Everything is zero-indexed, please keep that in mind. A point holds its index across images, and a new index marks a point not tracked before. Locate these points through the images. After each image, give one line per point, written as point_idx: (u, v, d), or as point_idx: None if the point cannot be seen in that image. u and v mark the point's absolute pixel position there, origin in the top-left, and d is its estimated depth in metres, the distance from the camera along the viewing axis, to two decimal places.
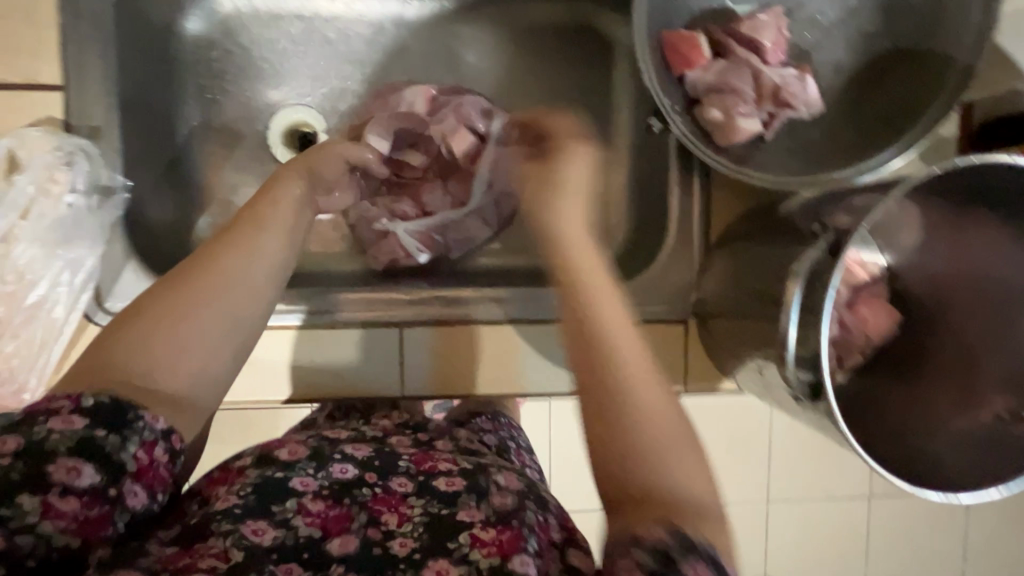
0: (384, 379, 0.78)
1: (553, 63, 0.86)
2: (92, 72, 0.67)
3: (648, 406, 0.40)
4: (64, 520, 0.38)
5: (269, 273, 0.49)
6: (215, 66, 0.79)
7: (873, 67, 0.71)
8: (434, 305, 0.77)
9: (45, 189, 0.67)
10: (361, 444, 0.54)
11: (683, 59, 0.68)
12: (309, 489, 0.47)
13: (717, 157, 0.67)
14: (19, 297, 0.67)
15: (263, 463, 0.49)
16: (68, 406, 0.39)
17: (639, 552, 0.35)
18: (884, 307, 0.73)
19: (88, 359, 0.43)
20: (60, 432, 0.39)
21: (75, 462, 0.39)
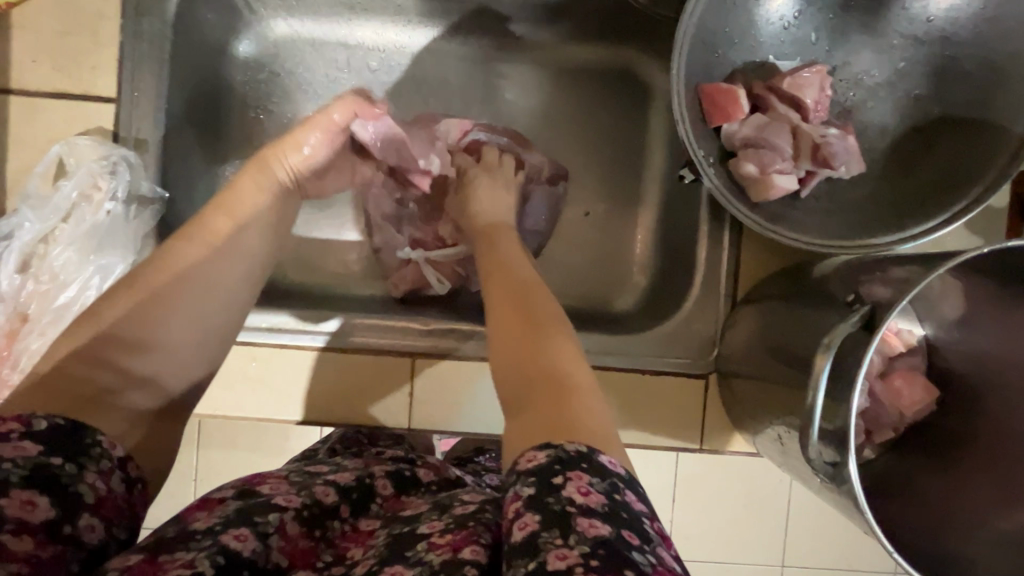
0: (393, 408, 0.77)
1: (589, 103, 0.86)
2: (144, 88, 0.70)
3: (550, 380, 0.48)
4: (16, 563, 0.35)
5: (231, 271, 0.58)
6: (261, 88, 0.82)
7: (920, 132, 0.68)
8: (449, 338, 0.77)
9: (88, 195, 0.70)
10: (344, 473, 0.53)
11: (721, 112, 0.67)
12: (291, 507, 0.45)
13: (747, 212, 0.65)
14: (50, 297, 0.69)
15: (244, 496, 0.46)
16: (18, 432, 0.38)
17: (524, 489, 0.38)
18: (922, 383, 0.69)
19: (44, 387, 0.45)
20: (12, 461, 0.37)
21: (28, 494, 0.36)
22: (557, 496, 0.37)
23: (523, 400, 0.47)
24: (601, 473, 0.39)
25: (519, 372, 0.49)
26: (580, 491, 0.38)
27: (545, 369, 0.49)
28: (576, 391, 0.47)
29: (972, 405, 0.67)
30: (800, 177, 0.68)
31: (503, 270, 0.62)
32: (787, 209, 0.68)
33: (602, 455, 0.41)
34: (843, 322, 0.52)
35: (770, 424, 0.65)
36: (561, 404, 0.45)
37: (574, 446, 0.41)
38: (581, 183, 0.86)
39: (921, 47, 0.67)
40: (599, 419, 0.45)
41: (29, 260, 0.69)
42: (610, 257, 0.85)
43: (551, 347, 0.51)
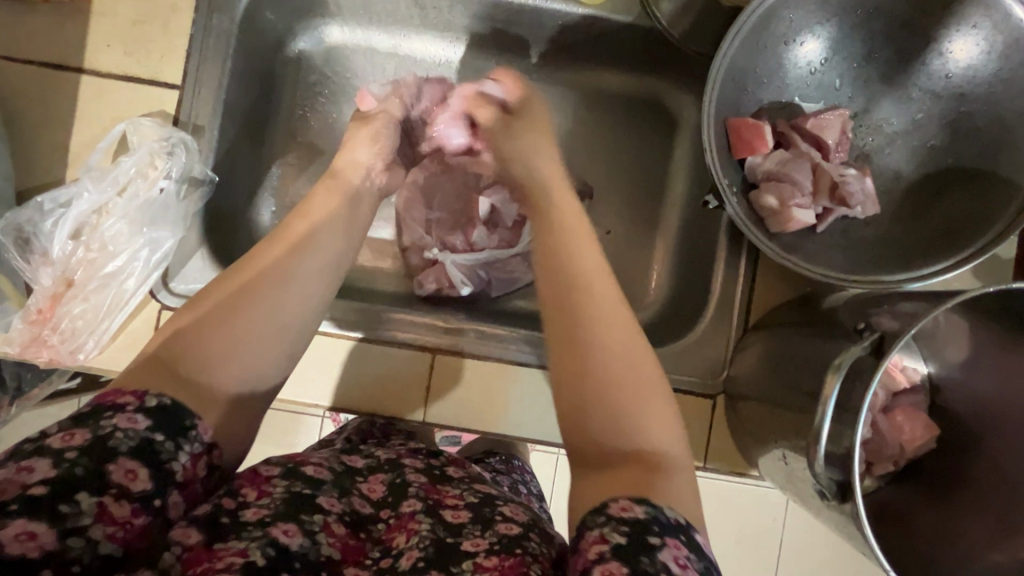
0: (408, 402, 0.79)
1: (618, 127, 0.91)
2: (209, 78, 0.74)
3: (636, 430, 0.50)
4: (113, 525, 0.38)
5: (315, 267, 0.59)
6: (312, 87, 0.87)
7: (932, 180, 0.72)
8: (468, 337, 0.80)
9: (145, 173, 0.73)
10: (376, 478, 0.53)
11: (747, 146, 0.71)
12: (335, 510, 0.46)
13: (767, 241, 0.68)
14: (99, 265, 0.72)
15: (292, 476, 0.47)
16: (133, 405, 0.42)
17: (614, 536, 0.41)
18: (922, 419, 0.71)
19: (153, 363, 0.46)
20: (123, 431, 0.40)
21: (131, 464, 0.40)
22: (654, 559, 0.39)
23: (612, 451, 0.49)
24: (698, 553, 0.42)
25: (607, 419, 0.50)
26: (678, 561, 0.40)
27: (631, 414, 0.50)
28: (664, 444, 0.49)
29: (976, 445, 0.69)
30: (818, 213, 0.72)
31: (569, 269, 0.58)
32: (804, 242, 0.72)
33: (699, 535, 0.43)
34: (853, 346, 0.55)
35: (774, 445, 0.67)
36: (649, 459, 0.48)
37: (673, 514, 0.43)
38: (605, 202, 0.90)
39: (938, 100, 0.71)
40: (688, 476, 0.48)
41: (81, 229, 0.73)
42: (627, 274, 0.88)
43: (637, 384, 0.52)
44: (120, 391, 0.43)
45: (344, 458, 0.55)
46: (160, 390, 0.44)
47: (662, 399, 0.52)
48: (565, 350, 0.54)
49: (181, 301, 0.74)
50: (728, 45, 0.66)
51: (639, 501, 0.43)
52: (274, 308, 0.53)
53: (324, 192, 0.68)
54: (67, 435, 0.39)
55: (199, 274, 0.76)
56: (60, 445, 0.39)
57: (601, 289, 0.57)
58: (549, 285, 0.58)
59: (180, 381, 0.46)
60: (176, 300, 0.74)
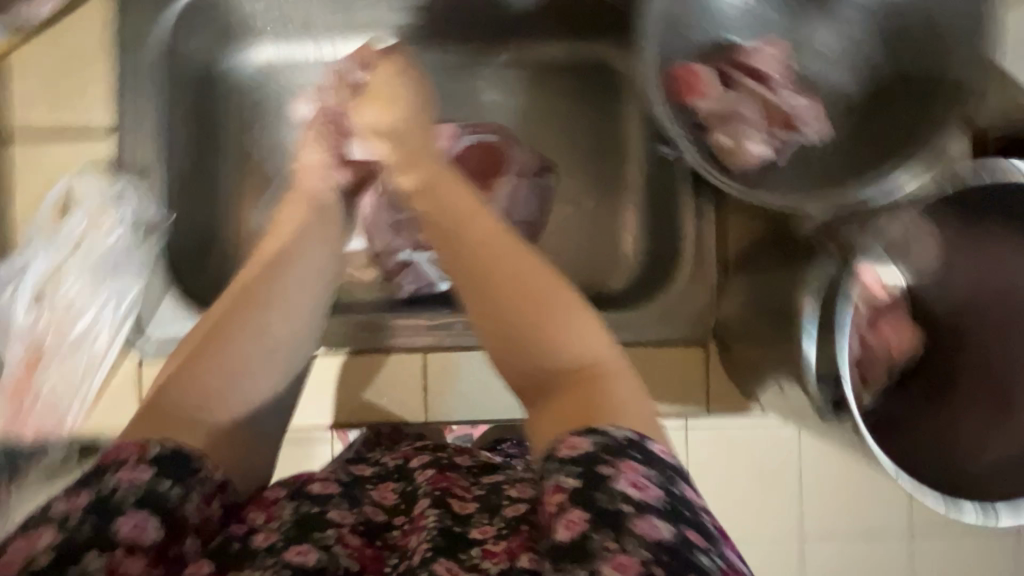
0: (413, 402, 0.80)
1: (566, 96, 0.90)
2: (142, 119, 0.72)
3: (557, 352, 0.52)
4: None
5: (298, 283, 0.59)
6: (250, 108, 0.83)
7: (877, 93, 0.73)
8: (453, 330, 0.79)
9: (97, 225, 0.72)
10: (387, 488, 0.52)
11: (690, 91, 0.71)
12: (347, 521, 0.45)
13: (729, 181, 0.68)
14: (67, 326, 0.71)
15: (298, 496, 0.45)
16: (134, 457, 0.42)
17: (567, 480, 0.41)
18: (904, 324, 0.73)
19: (152, 409, 0.47)
20: (126, 485, 0.40)
21: (138, 516, 0.39)
22: (609, 492, 0.40)
23: (550, 380, 0.51)
24: (655, 466, 0.42)
25: (529, 346, 0.53)
26: (635, 485, 0.40)
27: (553, 338, 0.52)
28: (593, 355, 0.51)
29: (960, 336, 0.71)
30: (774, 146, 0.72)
31: (450, 217, 0.61)
32: (766, 174, 0.72)
33: (652, 444, 0.44)
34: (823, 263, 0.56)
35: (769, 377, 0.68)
36: (583, 375, 0.50)
37: (620, 434, 0.43)
38: (568, 173, 0.89)
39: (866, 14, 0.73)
40: (621, 377, 0.50)
41: (42, 293, 0.71)
42: (604, 240, 0.87)
43: (542, 301, 0.54)
44: (121, 447, 0.43)
45: (353, 470, 0.54)
46: (164, 432, 0.45)
47: (579, 311, 0.54)
48: (481, 303, 0.56)
49: (158, 348, 0.72)
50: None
51: (583, 434, 0.44)
52: (257, 330, 0.54)
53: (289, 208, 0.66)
54: (73, 497, 0.39)
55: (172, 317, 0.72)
56: (67, 508, 0.38)
57: (481, 225, 0.60)
58: (449, 244, 0.60)
59: (183, 424, 0.46)
60: (156, 346, 0.72)
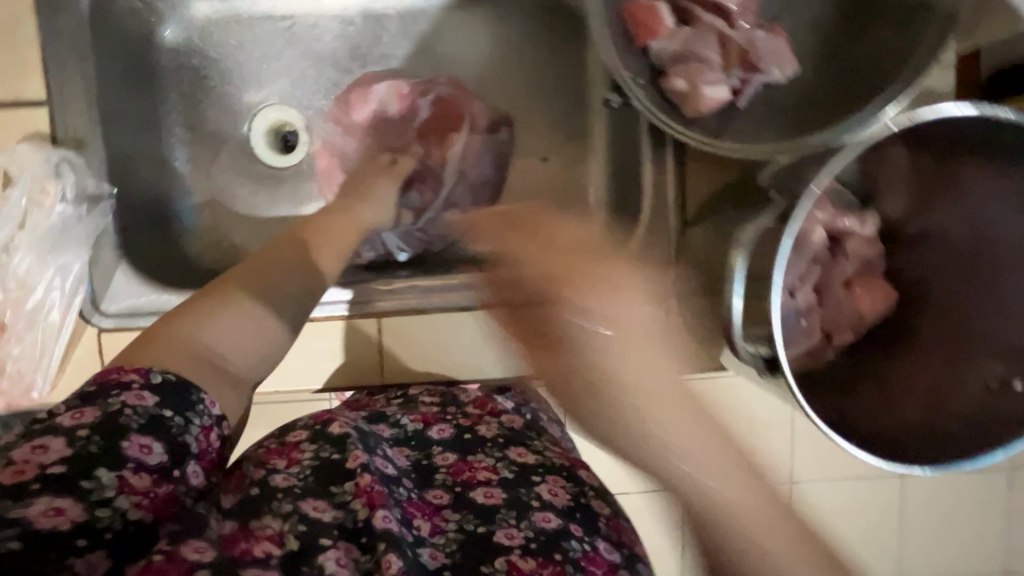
0: (364, 372, 0.82)
1: (530, 40, 0.87)
2: (76, 88, 0.72)
3: None
4: (138, 496, 0.42)
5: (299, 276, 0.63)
6: (197, 72, 0.83)
7: (848, 16, 0.66)
8: (408, 293, 0.80)
9: (38, 201, 0.70)
10: (546, 512, 0.53)
11: (645, 30, 0.67)
12: (516, 544, 0.49)
13: (684, 130, 0.65)
14: (18, 303, 0.70)
15: (459, 507, 0.53)
16: (139, 381, 0.46)
17: None
18: (882, 286, 0.70)
19: (154, 333, 0.51)
20: (132, 406, 0.44)
21: (317, 501, 0.47)
22: None
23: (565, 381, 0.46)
24: None
25: None
26: None
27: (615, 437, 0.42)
28: None
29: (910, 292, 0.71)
30: (735, 86, 0.67)
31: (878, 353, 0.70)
32: (723, 121, 0.67)
33: None
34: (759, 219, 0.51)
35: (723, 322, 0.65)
36: None
37: None
38: (525, 131, 0.89)
39: None
40: None
41: None
42: (566, 194, 0.87)
43: None
44: (121, 369, 0.47)
45: (512, 474, 0.57)
46: (165, 362, 0.48)
47: None
48: None
49: (115, 321, 0.74)
50: None
51: None
52: (271, 289, 0.59)
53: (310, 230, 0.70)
54: (77, 412, 0.43)
55: (126, 290, 0.75)
56: (73, 422, 0.42)
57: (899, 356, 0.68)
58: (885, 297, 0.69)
59: (172, 341, 0.51)
60: (112, 321, 0.74)
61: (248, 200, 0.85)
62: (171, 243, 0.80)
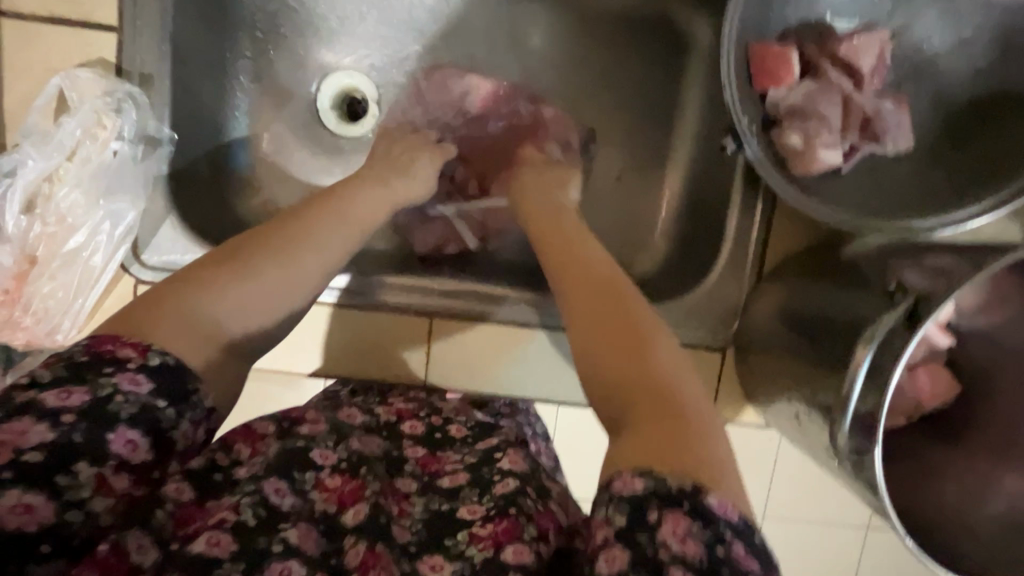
0: (384, 367, 0.77)
1: (627, 49, 0.82)
2: (150, 17, 0.65)
3: None
4: (112, 498, 0.39)
5: (335, 244, 0.57)
6: (274, 19, 0.78)
7: (976, 106, 0.64)
8: (463, 297, 0.75)
9: (93, 134, 0.66)
10: (509, 478, 0.51)
11: (770, 76, 0.62)
12: (477, 517, 0.48)
13: (787, 185, 0.62)
14: (59, 241, 0.66)
15: (426, 493, 0.51)
16: (135, 362, 0.42)
17: None
18: (944, 377, 0.68)
19: (157, 298, 0.46)
20: (125, 394, 0.41)
21: (278, 483, 0.45)
22: None
23: (629, 386, 0.45)
24: None
25: None
26: None
27: (693, 445, 0.41)
28: None
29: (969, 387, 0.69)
30: (845, 150, 0.65)
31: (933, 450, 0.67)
32: (827, 185, 0.65)
33: None
34: (887, 315, 0.50)
35: (791, 388, 0.64)
36: None
37: None
38: (604, 140, 0.84)
39: (990, 11, 0.62)
40: None
41: (35, 200, 0.65)
42: (634, 217, 0.83)
43: None
44: (118, 341, 0.42)
45: (481, 449, 0.57)
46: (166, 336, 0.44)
47: None
48: None
49: (154, 274, 0.69)
50: None
51: None
52: (285, 268, 0.53)
53: (349, 196, 0.63)
54: (65, 393, 0.39)
55: (170, 243, 0.69)
56: (59, 404, 0.39)
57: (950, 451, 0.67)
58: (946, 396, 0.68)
59: (177, 326, 0.45)
60: (151, 273, 0.69)
61: (304, 164, 0.81)
62: (222, 199, 0.76)
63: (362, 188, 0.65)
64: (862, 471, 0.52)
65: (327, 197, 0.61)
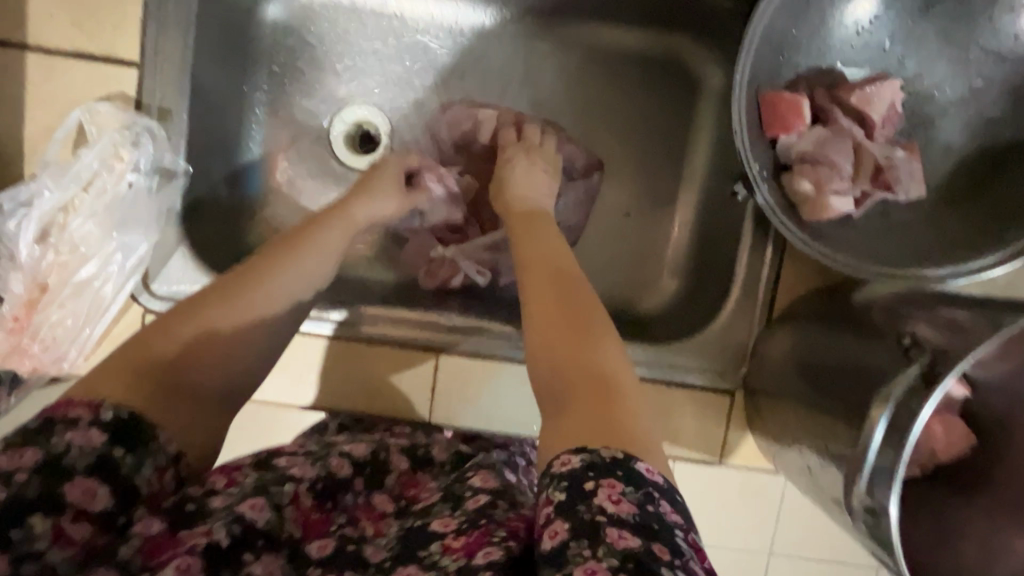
0: (385, 402, 0.76)
1: (639, 88, 0.83)
2: (172, 53, 0.66)
3: None
4: (73, 548, 0.38)
5: (289, 279, 0.58)
6: (292, 54, 0.79)
7: (989, 156, 0.64)
8: (467, 334, 0.74)
9: (110, 166, 0.67)
10: (480, 494, 0.48)
11: (781, 123, 0.63)
12: (450, 529, 0.44)
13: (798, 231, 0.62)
14: (69, 271, 0.66)
15: (404, 515, 0.50)
16: (87, 417, 0.41)
17: None
18: (960, 427, 0.66)
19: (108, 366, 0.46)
20: (79, 447, 0.40)
21: (255, 500, 0.44)
22: None
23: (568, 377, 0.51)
24: None
25: None
26: None
27: (621, 426, 0.46)
28: None
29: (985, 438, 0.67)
30: (856, 197, 0.65)
31: (949, 503, 0.66)
32: (838, 232, 0.65)
33: None
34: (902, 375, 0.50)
35: (801, 436, 0.63)
36: None
37: None
38: (615, 177, 0.84)
39: (1001, 64, 0.63)
40: None
41: (48, 230, 0.66)
42: (643, 253, 0.83)
43: None
44: (70, 403, 0.42)
45: (455, 474, 0.55)
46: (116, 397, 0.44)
47: None
48: None
49: (164, 304, 0.69)
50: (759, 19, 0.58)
51: None
52: (233, 309, 0.53)
53: (325, 224, 0.64)
54: (17, 454, 0.38)
55: (181, 274, 0.70)
56: (11, 465, 0.38)
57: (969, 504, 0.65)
58: (962, 447, 0.66)
59: (131, 383, 0.45)
60: (160, 303, 0.69)
61: (314, 195, 0.81)
62: (233, 229, 0.76)
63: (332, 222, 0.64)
64: (878, 532, 0.51)
65: (302, 228, 0.63)
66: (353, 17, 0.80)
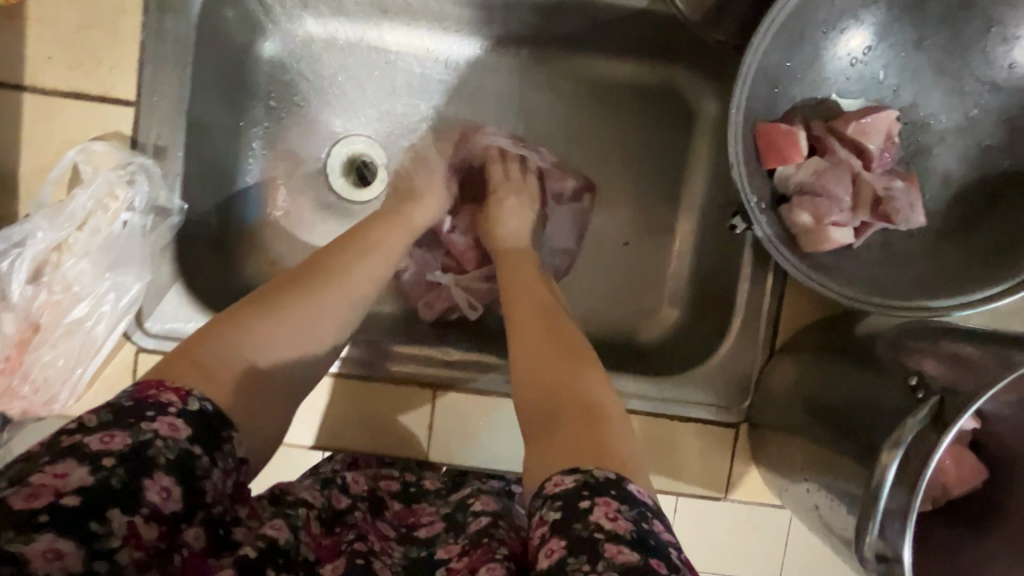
0: (385, 440, 0.75)
1: (635, 117, 0.83)
2: (168, 93, 0.66)
3: None
4: (139, 550, 0.38)
5: (366, 278, 0.60)
6: (289, 89, 0.80)
7: (988, 186, 0.64)
8: (469, 370, 0.73)
9: (104, 205, 0.67)
10: (483, 514, 0.50)
11: (779, 154, 0.62)
12: (452, 553, 0.47)
13: (797, 260, 0.61)
14: (61, 311, 0.66)
15: (407, 542, 0.50)
16: (176, 406, 0.42)
17: None
18: (972, 461, 0.65)
19: (194, 346, 0.48)
20: (164, 440, 0.40)
21: (277, 521, 0.45)
22: None
23: (552, 404, 0.50)
24: None
25: None
26: None
27: (609, 447, 0.46)
28: None
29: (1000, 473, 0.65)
30: (856, 226, 0.65)
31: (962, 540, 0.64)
32: (837, 261, 0.64)
33: None
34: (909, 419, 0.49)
35: (808, 473, 0.61)
36: None
37: None
38: (613, 206, 0.83)
39: (998, 94, 0.63)
40: None
41: (42, 270, 0.65)
42: (642, 283, 0.82)
43: None
44: (162, 386, 0.43)
45: (456, 498, 0.57)
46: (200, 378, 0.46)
47: None
48: None
49: (156, 342, 0.68)
50: (753, 54, 0.58)
51: None
52: (313, 302, 0.55)
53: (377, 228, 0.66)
54: (107, 437, 0.39)
55: (174, 312, 0.68)
56: (101, 448, 0.38)
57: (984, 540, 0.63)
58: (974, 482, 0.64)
59: (216, 364, 0.47)
60: (153, 341, 0.68)
61: (311, 227, 0.81)
62: (228, 264, 0.76)
63: (391, 225, 0.67)
64: None
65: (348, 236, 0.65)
66: (349, 52, 0.81)
